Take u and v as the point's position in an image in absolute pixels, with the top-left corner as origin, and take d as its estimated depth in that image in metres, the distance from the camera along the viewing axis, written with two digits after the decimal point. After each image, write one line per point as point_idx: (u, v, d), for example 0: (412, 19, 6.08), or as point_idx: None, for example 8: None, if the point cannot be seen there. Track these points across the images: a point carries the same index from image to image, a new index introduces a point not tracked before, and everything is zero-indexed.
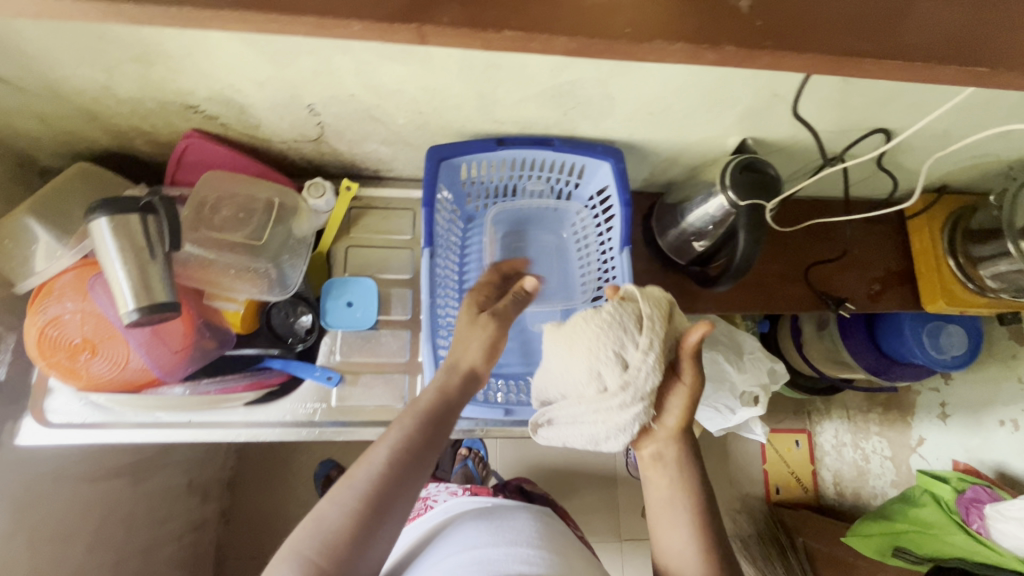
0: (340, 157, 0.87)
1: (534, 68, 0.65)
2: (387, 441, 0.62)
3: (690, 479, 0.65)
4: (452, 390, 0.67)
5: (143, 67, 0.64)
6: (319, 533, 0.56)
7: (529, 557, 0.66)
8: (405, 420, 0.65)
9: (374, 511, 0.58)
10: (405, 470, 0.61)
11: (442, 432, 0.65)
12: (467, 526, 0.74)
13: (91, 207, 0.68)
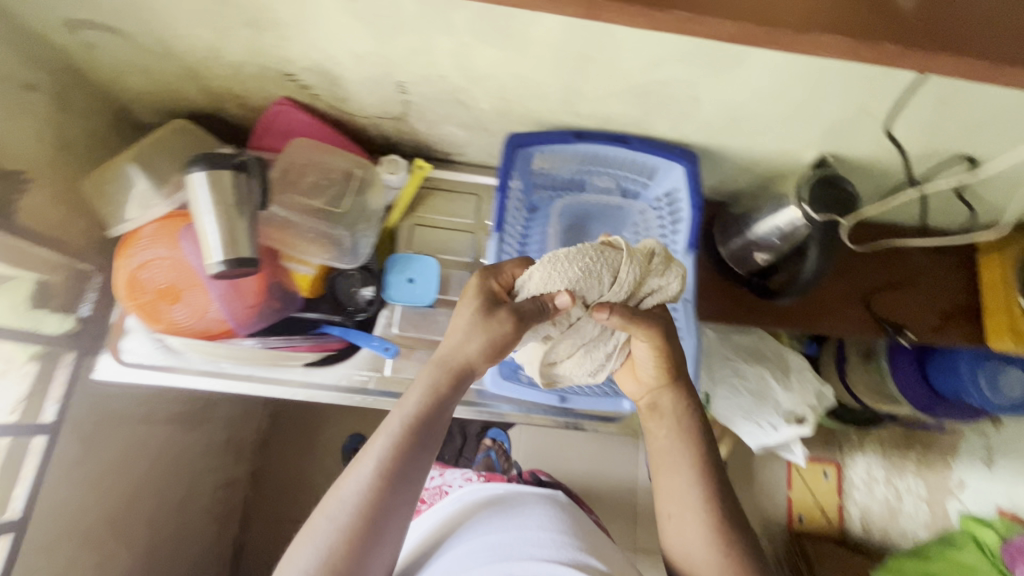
0: (416, 136, 0.89)
1: (628, 63, 0.66)
2: (375, 447, 0.60)
3: (685, 432, 0.70)
4: (443, 387, 0.64)
5: (254, 32, 0.67)
6: (314, 547, 0.55)
7: (542, 539, 0.67)
8: (391, 423, 0.61)
9: (364, 523, 0.56)
10: (396, 478, 0.59)
11: (435, 430, 0.63)
12: (482, 513, 0.75)
13: (190, 161, 0.72)
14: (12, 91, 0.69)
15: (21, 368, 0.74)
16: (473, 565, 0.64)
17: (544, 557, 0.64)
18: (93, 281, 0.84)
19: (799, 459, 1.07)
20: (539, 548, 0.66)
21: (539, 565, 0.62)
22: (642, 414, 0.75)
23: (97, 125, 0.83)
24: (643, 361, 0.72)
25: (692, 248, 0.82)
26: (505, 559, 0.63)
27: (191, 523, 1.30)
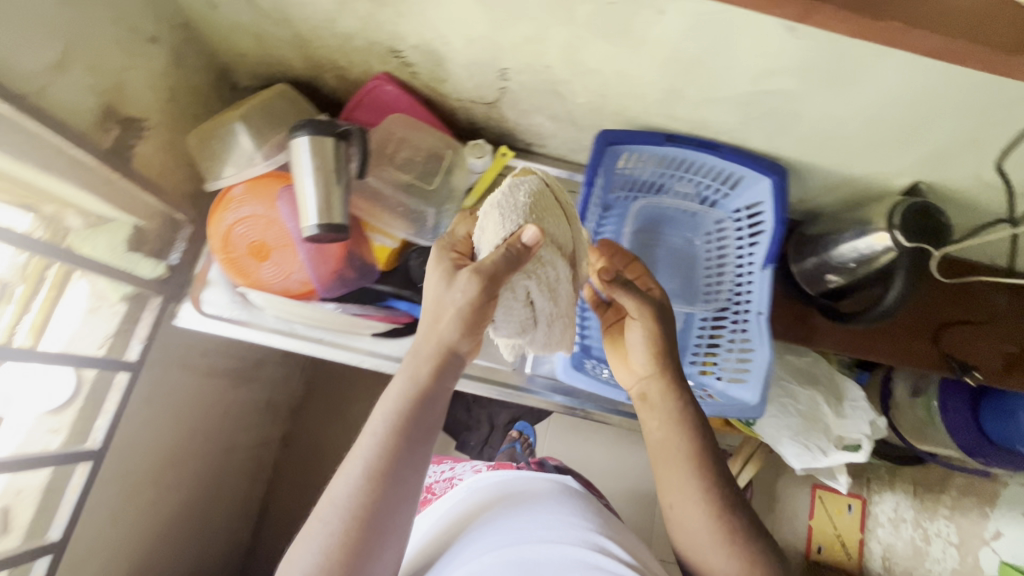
0: (503, 123, 0.90)
1: (739, 71, 0.66)
2: (361, 448, 0.57)
3: (682, 418, 0.68)
4: (428, 376, 0.60)
5: (375, 6, 0.69)
6: (310, 553, 0.54)
7: (555, 521, 0.66)
8: (375, 420, 0.59)
9: (361, 525, 0.55)
10: (385, 479, 0.56)
11: (425, 423, 0.59)
12: (488, 498, 0.74)
13: (295, 125, 0.74)
14: (138, 42, 0.72)
15: (113, 306, 0.80)
16: (480, 551, 0.62)
17: (561, 541, 0.63)
18: (182, 232, 0.88)
19: (841, 488, 1.06)
20: (552, 532, 0.64)
21: (558, 550, 0.61)
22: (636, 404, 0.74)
23: (202, 83, 0.86)
24: (636, 347, 0.71)
25: (770, 262, 0.81)
26: (513, 545, 0.62)
27: (228, 477, 1.33)
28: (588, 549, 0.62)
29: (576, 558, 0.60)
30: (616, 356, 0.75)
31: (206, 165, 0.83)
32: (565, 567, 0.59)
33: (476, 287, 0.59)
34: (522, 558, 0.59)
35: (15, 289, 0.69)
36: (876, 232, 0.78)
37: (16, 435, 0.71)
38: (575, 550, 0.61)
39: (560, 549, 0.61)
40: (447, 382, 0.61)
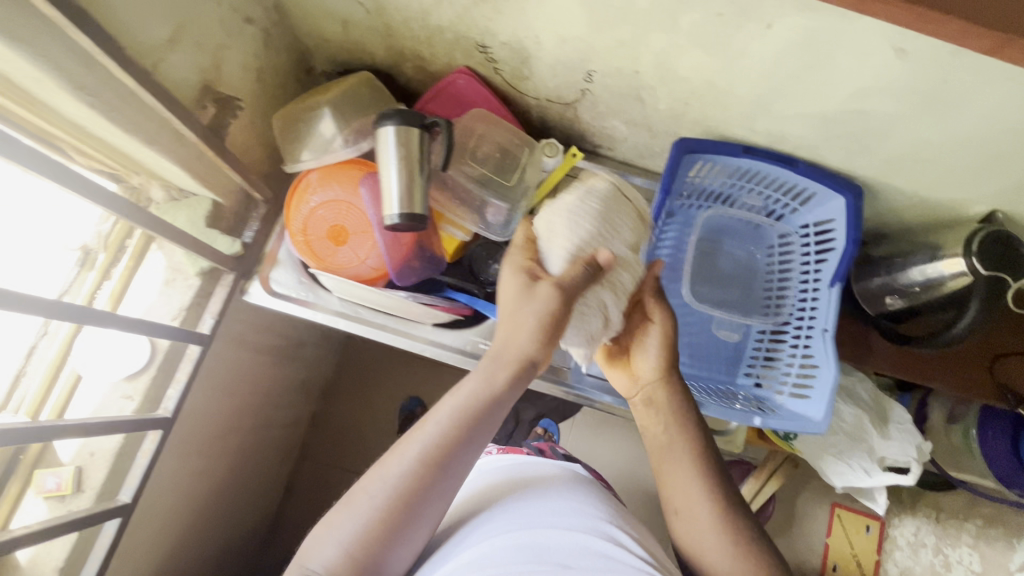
0: (576, 124, 0.91)
1: (836, 88, 0.66)
2: (423, 433, 0.58)
3: (688, 424, 0.70)
4: (503, 383, 0.61)
5: (474, 2, 0.70)
6: (353, 521, 0.55)
7: (566, 508, 0.64)
8: (442, 412, 0.59)
9: (408, 507, 0.55)
10: (440, 469, 0.57)
11: (487, 425, 0.60)
12: (499, 481, 0.72)
13: (382, 115, 0.75)
14: (236, 22, 0.73)
15: (187, 280, 0.82)
16: (490, 535, 0.60)
17: (571, 528, 0.61)
18: (256, 211, 0.89)
19: (879, 510, 1.06)
20: (563, 518, 0.62)
21: (568, 536, 0.59)
22: (637, 412, 0.75)
23: (284, 65, 0.87)
24: (646, 355, 0.73)
25: (840, 280, 0.81)
26: (525, 529, 0.59)
27: (266, 454, 1.34)
28: (597, 538, 0.60)
29: (586, 547, 0.58)
30: (617, 365, 0.75)
31: (288, 147, 0.84)
32: (575, 553, 0.57)
33: (556, 299, 0.60)
34: (534, 542, 0.57)
35: (97, 256, 0.79)
36: (951, 257, 0.78)
37: (91, 397, 0.77)
38: (585, 538, 0.59)
39: (570, 535, 0.59)
40: (516, 392, 0.62)
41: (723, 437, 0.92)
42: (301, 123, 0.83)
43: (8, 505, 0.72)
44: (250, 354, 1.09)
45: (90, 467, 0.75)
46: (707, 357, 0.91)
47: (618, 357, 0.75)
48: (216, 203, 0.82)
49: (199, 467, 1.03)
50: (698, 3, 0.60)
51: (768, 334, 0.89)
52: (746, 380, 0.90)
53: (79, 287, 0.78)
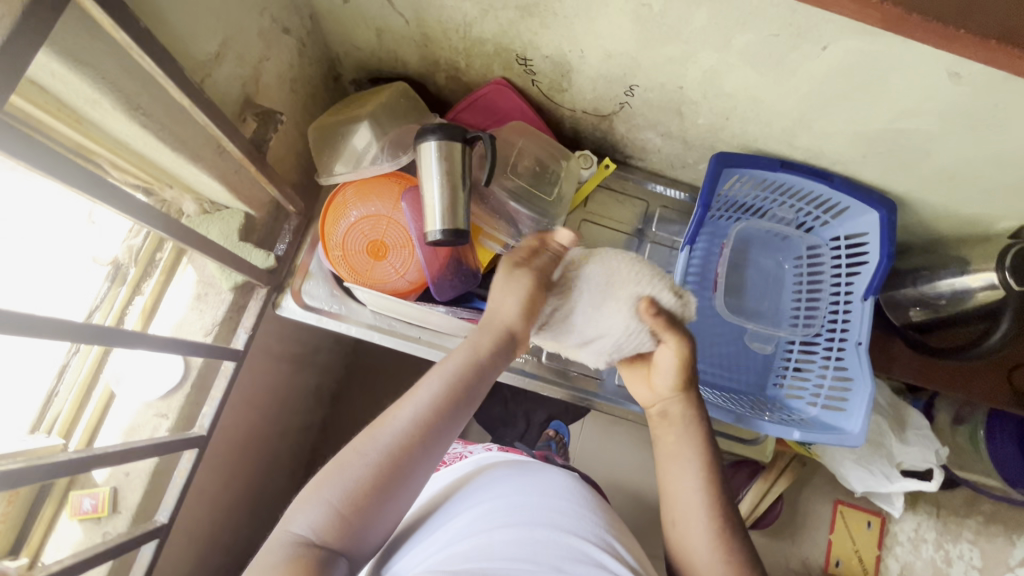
0: (609, 134, 0.91)
1: (883, 108, 0.67)
2: (415, 398, 0.59)
3: (698, 436, 0.69)
4: (493, 356, 0.63)
5: (521, 16, 0.69)
6: (345, 481, 0.54)
7: (564, 507, 0.62)
8: (437, 377, 0.61)
9: (398, 467, 0.55)
10: (431, 431, 0.58)
11: (475, 393, 0.62)
12: (494, 469, 0.69)
13: (424, 129, 0.73)
14: (275, 32, 0.71)
15: (220, 294, 0.80)
16: (477, 529, 0.58)
17: (568, 530, 0.59)
18: (287, 223, 0.88)
19: (894, 511, 1.11)
20: (560, 517, 0.60)
21: (563, 539, 0.57)
22: (652, 420, 0.73)
23: (315, 73, 0.85)
24: (663, 370, 0.68)
25: (872, 295, 0.82)
26: (522, 524, 0.58)
27: (281, 462, 1.31)
28: (591, 543, 0.58)
29: (581, 551, 0.56)
30: (636, 373, 0.73)
31: (322, 158, 0.84)
32: (571, 557, 0.55)
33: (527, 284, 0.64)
34: (532, 542, 0.56)
35: (128, 271, 0.78)
36: (981, 270, 0.80)
37: (125, 414, 0.75)
38: (580, 542, 0.57)
39: (567, 537, 0.57)
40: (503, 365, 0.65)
41: (753, 447, 0.93)
42: (337, 137, 0.83)
43: (43, 530, 0.73)
44: (270, 363, 1.07)
45: (126, 487, 0.74)
46: (738, 369, 0.93)
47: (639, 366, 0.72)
48: (248, 216, 0.80)
49: (220, 479, 1.01)
50: (755, 24, 0.60)
51: (798, 345, 0.91)
52: (776, 391, 0.91)
53: (110, 303, 0.76)
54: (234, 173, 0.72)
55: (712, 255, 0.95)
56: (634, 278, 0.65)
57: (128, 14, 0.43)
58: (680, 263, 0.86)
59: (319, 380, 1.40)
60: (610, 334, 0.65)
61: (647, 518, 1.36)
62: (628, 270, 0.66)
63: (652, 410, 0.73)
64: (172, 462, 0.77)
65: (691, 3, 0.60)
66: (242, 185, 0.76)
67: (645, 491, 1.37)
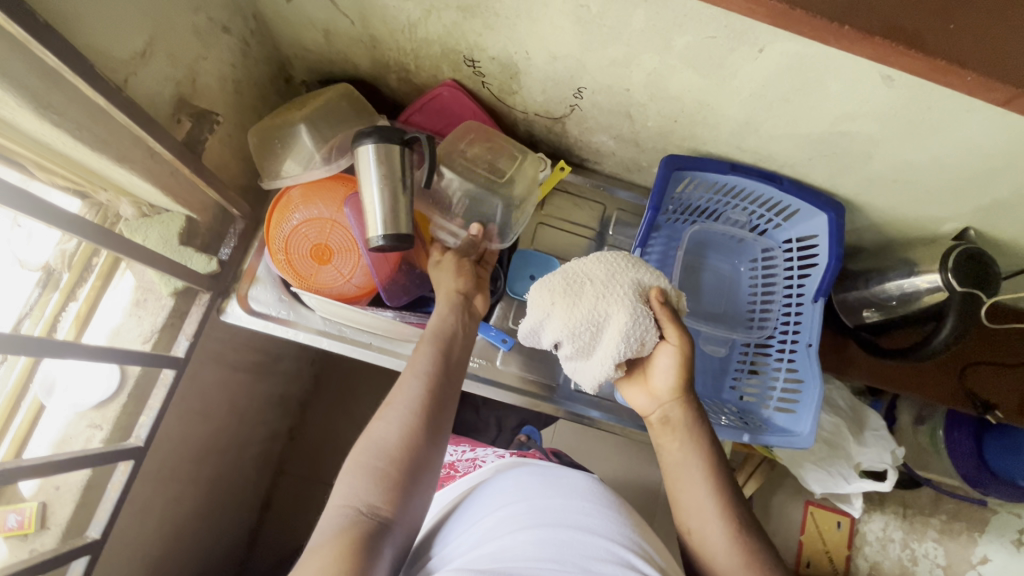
0: (564, 138, 0.90)
1: (823, 111, 0.67)
2: (416, 363, 0.65)
3: (706, 439, 0.67)
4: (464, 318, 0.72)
5: (463, 16, 0.68)
6: (376, 445, 0.58)
7: (588, 507, 0.59)
8: (428, 343, 0.67)
9: (425, 422, 0.60)
10: (439, 383, 0.64)
11: (466, 345, 0.70)
12: (519, 470, 0.67)
13: (358, 134, 0.72)
14: (212, 31, 0.70)
15: (160, 300, 0.78)
16: (501, 532, 0.56)
17: (594, 530, 0.56)
18: (233, 227, 0.86)
19: (854, 512, 1.12)
20: (586, 517, 0.58)
21: (589, 538, 0.55)
22: (652, 428, 0.71)
23: (262, 75, 0.84)
24: (662, 372, 0.68)
25: (823, 296, 0.83)
26: (545, 525, 0.55)
27: (243, 474, 1.27)
28: (618, 542, 0.55)
29: (608, 550, 0.54)
30: (633, 380, 0.72)
31: (264, 164, 0.82)
32: (597, 557, 0.53)
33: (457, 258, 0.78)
34: (557, 539, 0.54)
35: (61, 276, 0.75)
36: (927, 273, 0.80)
37: (55, 426, 0.72)
38: (608, 541, 0.55)
39: (594, 537, 0.55)
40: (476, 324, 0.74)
41: None
42: (277, 142, 0.81)
43: None
44: (224, 372, 1.04)
45: (56, 502, 0.71)
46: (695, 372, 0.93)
47: (635, 374, 0.72)
48: (190, 220, 0.78)
49: (169, 491, 0.97)
50: (691, 27, 0.60)
51: (753, 348, 0.91)
52: (732, 394, 0.91)
53: (41, 310, 0.73)
54: (170, 176, 0.71)
55: (667, 257, 0.95)
56: (634, 273, 0.69)
57: (11, 3, 0.42)
58: None
59: (285, 389, 1.37)
60: (621, 321, 0.65)
61: None
62: (620, 266, 0.69)
63: (651, 421, 0.71)
64: (107, 474, 0.74)
65: (628, 4, 0.59)
66: (181, 189, 0.74)
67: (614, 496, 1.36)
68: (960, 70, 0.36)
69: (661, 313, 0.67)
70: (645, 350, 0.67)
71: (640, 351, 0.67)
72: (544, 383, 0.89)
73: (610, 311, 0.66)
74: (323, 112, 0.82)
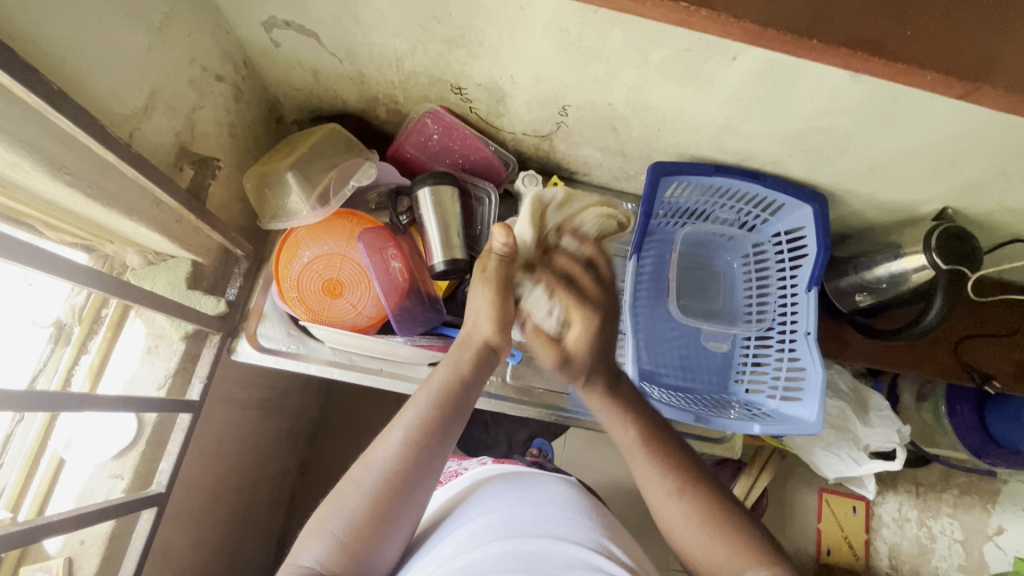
0: (552, 154, 0.93)
1: (797, 109, 0.70)
2: (405, 419, 0.62)
3: (628, 403, 0.70)
4: (469, 364, 0.68)
5: (448, 48, 0.71)
6: (344, 511, 0.57)
7: (558, 516, 0.62)
8: (422, 398, 0.64)
9: (393, 490, 0.58)
10: (421, 453, 0.60)
11: (462, 407, 0.65)
12: (495, 485, 0.70)
13: (419, 178, 0.83)
14: (206, 80, 0.72)
15: (172, 345, 0.79)
16: (477, 544, 0.57)
17: (565, 538, 0.58)
18: (237, 267, 0.87)
19: (869, 494, 1.13)
20: (555, 526, 0.60)
21: (560, 546, 0.57)
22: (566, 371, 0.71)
23: (255, 116, 0.86)
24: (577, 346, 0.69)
25: (816, 285, 0.86)
26: (518, 534, 0.57)
27: (258, 512, 1.26)
28: (589, 550, 0.57)
29: (579, 557, 0.56)
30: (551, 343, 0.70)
31: (264, 206, 0.84)
32: (567, 562, 0.55)
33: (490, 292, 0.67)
34: (527, 549, 0.55)
35: (72, 330, 0.76)
36: (913, 254, 0.83)
37: (77, 480, 0.73)
38: (578, 548, 0.57)
39: (565, 545, 0.57)
40: (481, 377, 0.68)
41: (722, 445, 0.93)
42: (267, 189, 0.83)
43: None
44: (233, 410, 1.04)
45: (82, 555, 0.71)
46: (699, 369, 0.96)
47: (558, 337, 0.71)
48: (195, 264, 0.80)
49: (187, 536, 0.96)
50: (666, 41, 0.63)
51: (754, 341, 0.94)
52: (738, 387, 0.94)
53: (55, 365, 0.74)
54: (175, 223, 0.73)
55: (662, 260, 0.99)
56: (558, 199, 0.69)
57: (31, 77, 0.45)
58: (629, 273, 0.89)
59: (293, 423, 1.36)
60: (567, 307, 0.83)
61: (635, 528, 1.35)
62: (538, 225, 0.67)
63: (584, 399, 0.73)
64: (131, 522, 0.75)
65: (606, 25, 0.62)
66: (186, 235, 0.76)
67: (632, 500, 1.36)
68: (918, 70, 0.39)
69: (572, 282, 0.66)
70: (554, 319, 0.68)
71: (545, 315, 0.68)
72: (558, 393, 0.91)
73: (559, 279, 0.66)
74: (310, 154, 0.83)
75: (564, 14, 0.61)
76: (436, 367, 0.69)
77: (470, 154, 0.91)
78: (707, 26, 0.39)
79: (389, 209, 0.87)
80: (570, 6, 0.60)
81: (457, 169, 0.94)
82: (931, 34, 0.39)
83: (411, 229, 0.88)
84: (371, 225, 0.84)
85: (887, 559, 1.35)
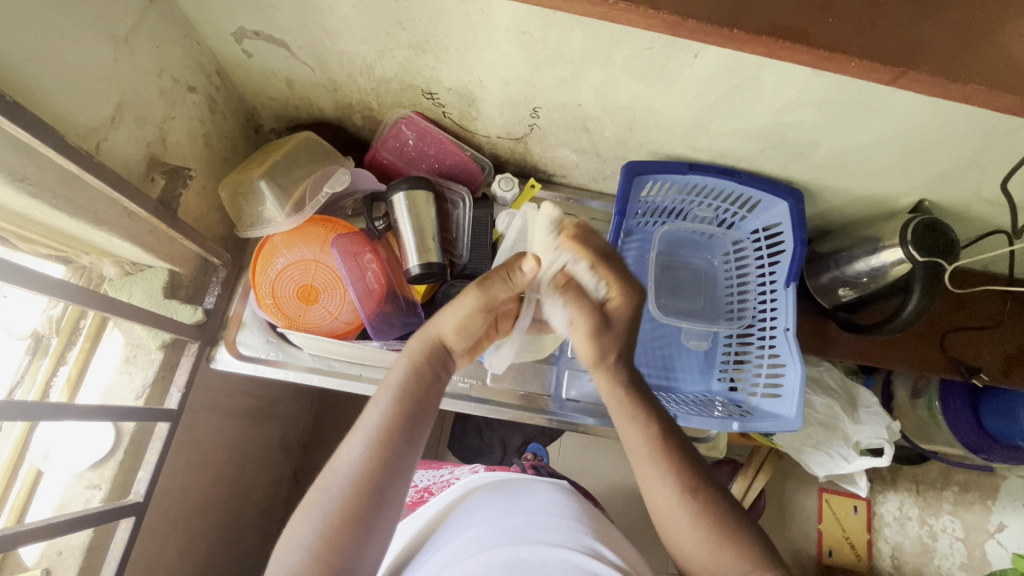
0: (528, 156, 0.94)
1: (763, 106, 0.70)
2: (366, 422, 0.60)
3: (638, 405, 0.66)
4: (429, 361, 0.64)
5: (415, 53, 0.72)
6: (313, 521, 0.55)
7: (549, 523, 0.61)
8: (381, 398, 0.61)
9: (363, 497, 0.55)
10: (386, 453, 0.58)
11: (426, 402, 0.62)
12: (485, 496, 0.69)
13: (393, 183, 0.84)
14: (178, 91, 0.73)
15: (149, 354, 0.79)
16: (469, 556, 0.56)
17: (557, 544, 0.58)
18: (216, 276, 0.88)
19: (862, 492, 1.11)
20: (547, 533, 0.59)
21: (553, 552, 0.56)
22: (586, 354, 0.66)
23: (231, 126, 0.87)
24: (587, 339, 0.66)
25: (793, 280, 0.85)
26: (510, 543, 0.57)
27: (250, 522, 1.26)
28: (583, 555, 0.57)
29: (572, 562, 0.55)
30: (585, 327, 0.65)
31: (240, 214, 0.85)
32: (561, 569, 0.54)
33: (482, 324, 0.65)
34: (519, 558, 0.54)
35: (50, 342, 0.77)
36: (891, 247, 0.83)
37: (55, 490, 0.73)
38: (571, 553, 0.56)
39: (557, 551, 0.56)
40: (445, 376, 0.66)
41: (705, 444, 0.92)
42: (241, 196, 0.84)
43: None
44: (219, 419, 1.04)
45: (59, 567, 0.71)
46: (681, 367, 0.96)
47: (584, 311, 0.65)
48: (173, 273, 0.80)
49: (174, 546, 0.96)
50: (628, 40, 0.63)
51: (735, 339, 0.94)
52: (721, 385, 0.94)
53: (32, 377, 0.75)
54: (149, 234, 0.73)
55: (642, 259, 0.99)
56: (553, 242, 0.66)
57: None
58: None
59: (284, 432, 1.36)
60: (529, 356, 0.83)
61: (631, 531, 1.34)
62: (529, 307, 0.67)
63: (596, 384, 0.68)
64: (109, 533, 0.75)
65: (566, 27, 0.62)
66: (161, 245, 0.76)
67: (627, 503, 1.35)
68: (843, 57, 0.39)
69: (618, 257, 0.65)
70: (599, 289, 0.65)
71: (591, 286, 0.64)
72: (540, 396, 0.90)
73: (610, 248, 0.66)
74: (284, 161, 0.84)
75: (524, 17, 0.62)
76: (466, 287, 0.64)
77: (444, 159, 0.92)
78: (630, 19, 0.40)
79: (365, 215, 0.87)
80: (529, 9, 0.60)
81: (434, 174, 0.94)
82: (857, 22, 0.39)
83: (387, 235, 0.88)
84: (346, 231, 0.85)
85: (891, 560, 1.32)
